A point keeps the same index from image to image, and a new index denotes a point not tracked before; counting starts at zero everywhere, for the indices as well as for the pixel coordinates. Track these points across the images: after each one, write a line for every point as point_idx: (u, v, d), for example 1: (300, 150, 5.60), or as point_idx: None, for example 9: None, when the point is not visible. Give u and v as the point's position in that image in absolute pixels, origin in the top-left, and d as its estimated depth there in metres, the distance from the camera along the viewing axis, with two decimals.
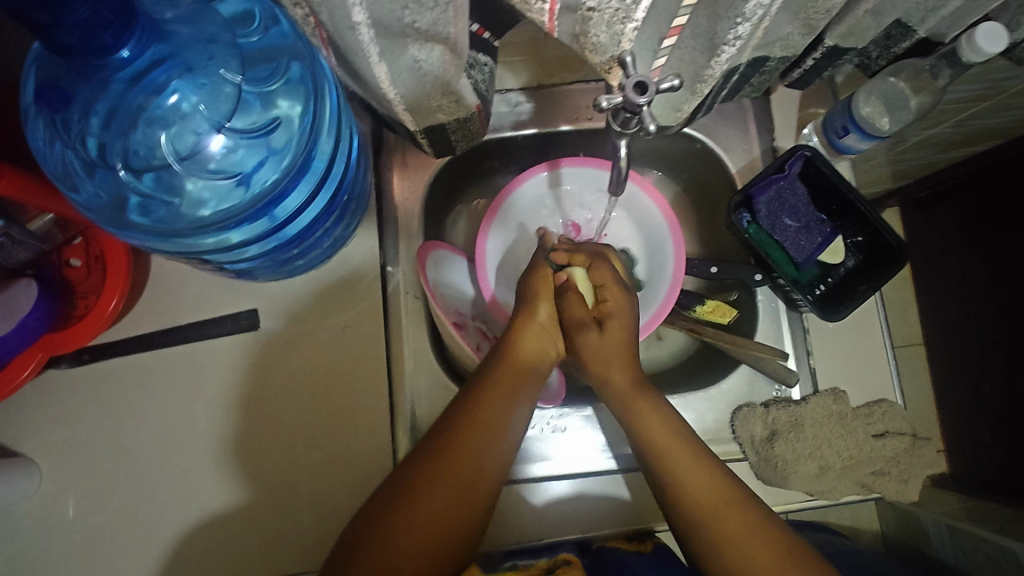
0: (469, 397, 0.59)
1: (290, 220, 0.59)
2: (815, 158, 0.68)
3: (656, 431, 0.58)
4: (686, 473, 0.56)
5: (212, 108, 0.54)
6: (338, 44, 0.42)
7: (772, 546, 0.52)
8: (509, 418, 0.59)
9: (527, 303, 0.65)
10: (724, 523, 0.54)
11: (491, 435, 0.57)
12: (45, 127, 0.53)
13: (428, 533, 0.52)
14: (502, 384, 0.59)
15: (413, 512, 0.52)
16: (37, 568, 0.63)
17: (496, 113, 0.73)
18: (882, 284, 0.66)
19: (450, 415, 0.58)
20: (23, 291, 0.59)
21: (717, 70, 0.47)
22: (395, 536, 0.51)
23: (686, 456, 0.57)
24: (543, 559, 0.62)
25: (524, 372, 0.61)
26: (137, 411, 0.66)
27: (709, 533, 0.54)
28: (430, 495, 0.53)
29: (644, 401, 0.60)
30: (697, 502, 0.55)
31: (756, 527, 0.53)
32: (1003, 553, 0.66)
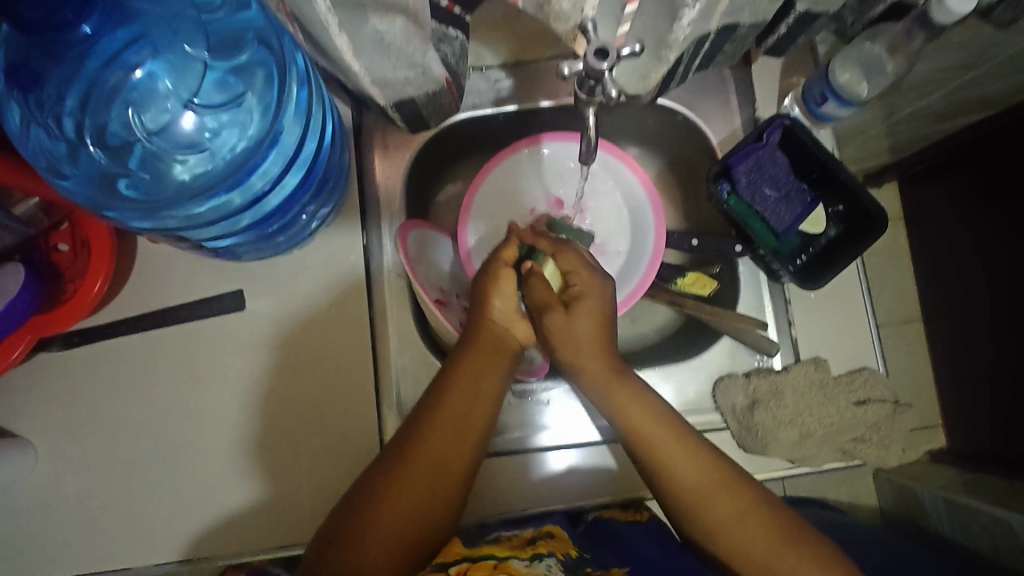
0: (438, 389, 0.59)
1: (270, 189, 0.59)
2: (795, 127, 0.67)
3: (640, 421, 0.59)
4: (676, 464, 0.57)
5: (178, 83, 0.56)
6: (300, 19, 0.43)
7: (763, 526, 0.55)
8: (482, 399, 0.60)
9: (478, 303, 0.62)
10: (717, 507, 0.56)
11: (455, 436, 0.58)
12: (20, 110, 0.53)
13: (394, 530, 0.54)
14: (460, 387, 0.59)
15: (378, 531, 0.54)
16: (36, 545, 0.65)
17: (476, 90, 0.73)
18: (862, 251, 0.67)
19: (410, 426, 0.58)
20: (11, 274, 0.61)
21: (681, 36, 0.46)
22: (367, 533, 0.54)
23: (674, 448, 0.58)
24: (527, 530, 0.63)
25: (484, 373, 0.60)
26: (127, 389, 0.67)
27: (701, 516, 0.56)
28: (393, 505, 0.55)
29: (622, 388, 0.60)
30: (685, 500, 0.57)
31: (730, 483, 0.57)
32: (1000, 525, 0.68)
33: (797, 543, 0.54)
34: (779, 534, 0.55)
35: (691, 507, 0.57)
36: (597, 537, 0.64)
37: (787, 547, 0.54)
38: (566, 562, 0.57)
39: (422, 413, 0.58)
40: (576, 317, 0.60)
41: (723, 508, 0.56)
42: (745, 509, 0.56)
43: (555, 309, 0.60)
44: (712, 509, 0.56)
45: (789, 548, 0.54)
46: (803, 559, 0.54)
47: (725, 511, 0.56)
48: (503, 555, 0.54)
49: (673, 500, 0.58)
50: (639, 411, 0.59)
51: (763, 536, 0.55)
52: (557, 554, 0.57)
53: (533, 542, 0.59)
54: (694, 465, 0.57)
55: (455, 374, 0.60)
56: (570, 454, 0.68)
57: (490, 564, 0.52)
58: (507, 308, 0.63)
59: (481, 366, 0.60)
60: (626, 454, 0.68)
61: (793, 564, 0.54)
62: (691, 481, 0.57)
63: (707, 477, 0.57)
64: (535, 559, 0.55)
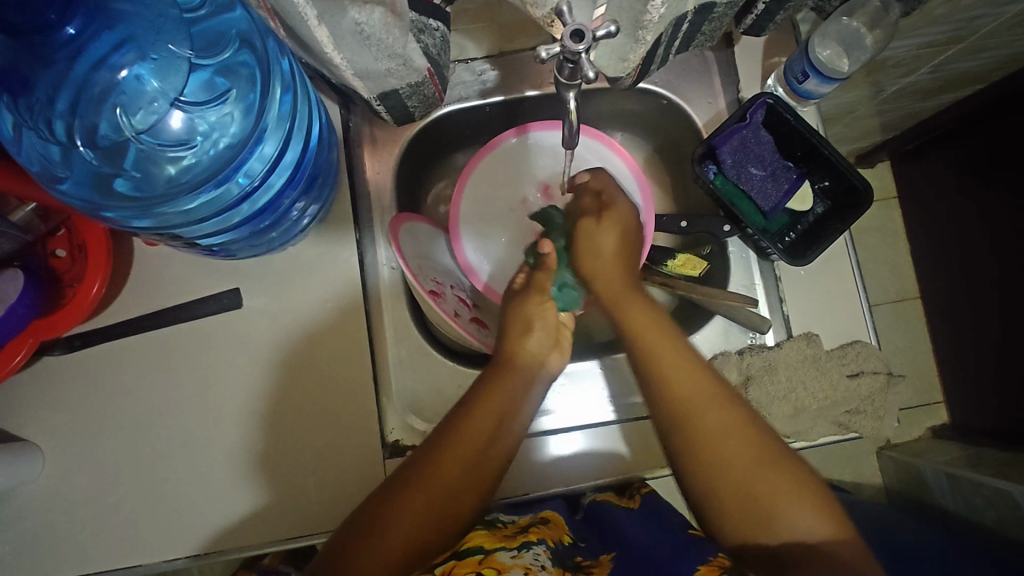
0: (467, 402, 0.61)
1: (261, 184, 0.60)
2: (778, 105, 0.67)
3: (643, 322, 0.62)
4: (674, 369, 0.59)
5: (164, 82, 0.57)
6: (280, 13, 0.43)
7: (755, 447, 0.55)
8: (511, 418, 0.61)
9: (518, 330, 0.65)
10: (706, 422, 0.56)
11: (471, 463, 0.58)
12: (10, 115, 0.53)
13: (413, 533, 0.54)
14: (490, 401, 0.60)
15: (397, 527, 0.54)
16: (47, 547, 0.66)
17: (461, 83, 0.74)
18: (848, 226, 0.68)
19: (437, 435, 0.59)
20: (9, 280, 0.62)
21: (655, 15, 0.47)
22: (386, 533, 0.54)
23: (673, 353, 0.59)
24: (526, 515, 0.64)
25: (516, 393, 0.61)
26: (130, 390, 0.68)
27: (688, 424, 0.57)
28: (414, 508, 0.55)
29: (633, 302, 0.63)
30: (677, 411, 0.58)
31: (727, 402, 0.57)
32: (1002, 496, 0.68)
33: (779, 472, 0.54)
34: (769, 467, 0.54)
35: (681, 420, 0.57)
36: (594, 524, 0.66)
37: (770, 480, 0.54)
38: (557, 551, 0.58)
39: (450, 422, 0.59)
40: (602, 244, 0.65)
41: (716, 427, 0.56)
42: (737, 432, 0.56)
43: (591, 217, 0.67)
44: (701, 421, 0.56)
45: (771, 473, 0.54)
46: (784, 485, 0.54)
47: (712, 424, 0.56)
48: (491, 548, 0.55)
49: (665, 411, 0.58)
50: (642, 312, 0.62)
51: (749, 457, 0.55)
52: (548, 542, 0.58)
53: (526, 528, 0.60)
54: (693, 377, 0.58)
55: (478, 402, 0.60)
56: (572, 437, 0.69)
57: (476, 558, 0.53)
58: (543, 340, 0.65)
59: (514, 385, 0.62)
60: (624, 435, 0.69)
61: (770, 487, 0.54)
62: (688, 389, 0.58)
63: (706, 394, 0.58)
64: (524, 547, 0.55)
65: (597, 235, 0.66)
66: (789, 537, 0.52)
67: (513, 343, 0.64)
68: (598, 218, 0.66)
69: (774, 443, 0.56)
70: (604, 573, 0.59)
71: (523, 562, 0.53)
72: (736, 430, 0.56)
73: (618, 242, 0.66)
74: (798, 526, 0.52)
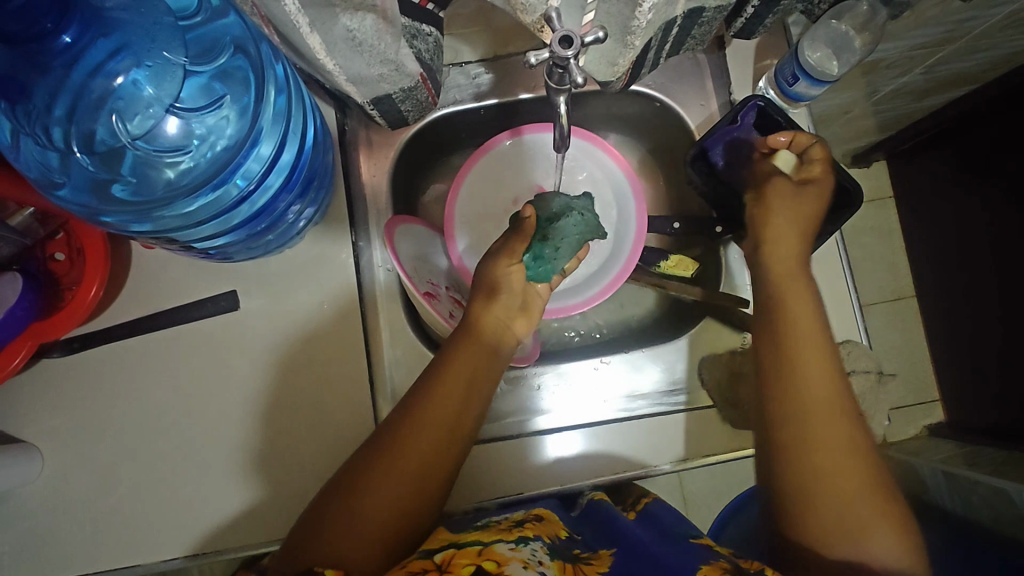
0: (429, 378, 0.61)
1: (257, 186, 0.61)
2: (768, 108, 0.69)
3: (801, 325, 0.59)
4: (811, 378, 0.57)
5: (160, 89, 0.56)
6: (273, 21, 0.44)
7: (861, 473, 0.55)
8: (474, 394, 0.62)
9: (484, 292, 0.65)
10: (823, 428, 0.56)
11: (444, 431, 0.59)
12: (7, 122, 0.53)
13: (383, 514, 0.55)
14: (453, 379, 0.61)
15: (367, 509, 0.55)
16: (47, 547, 0.67)
17: (456, 86, 0.74)
18: (838, 226, 0.69)
19: (400, 412, 0.60)
20: (9, 283, 0.63)
21: (644, 21, 0.48)
22: (356, 515, 0.55)
23: (817, 360, 0.58)
24: (518, 513, 0.63)
25: (478, 371, 0.62)
26: (128, 392, 0.69)
27: (807, 438, 0.56)
28: (383, 490, 0.56)
29: (797, 296, 0.61)
30: (802, 412, 0.56)
31: (838, 421, 0.56)
32: (995, 493, 0.69)
33: (877, 505, 0.54)
34: (867, 488, 0.54)
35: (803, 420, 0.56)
36: (595, 520, 0.64)
37: (869, 505, 0.54)
38: (554, 545, 0.56)
39: (415, 400, 0.60)
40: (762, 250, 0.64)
41: (834, 434, 0.56)
42: (851, 448, 0.55)
43: (784, 177, 0.64)
44: (821, 438, 0.55)
45: (873, 506, 0.54)
46: (881, 518, 0.54)
47: (833, 443, 0.55)
48: (489, 541, 0.54)
49: (786, 415, 0.57)
50: (802, 310, 0.60)
51: (858, 483, 0.54)
52: (543, 538, 0.56)
53: (521, 524, 0.59)
54: (825, 387, 0.57)
55: (439, 380, 0.61)
56: (566, 436, 0.70)
57: (476, 549, 0.52)
58: (510, 306, 0.66)
59: (476, 360, 0.63)
60: (617, 433, 0.70)
61: (870, 519, 0.54)
62: (819, 396, 0.57)
63: (833, 403, 0.57)
64: (521, 543, 0.54)
65: (795, 199, 0.63)
66: (859, 557, 0.53)
67: (479, 311, 0.64)
68: (800, 185, 0.64)
69: (878, 474, 0.55)
70: (603, 566, 0.55)
71: (521, 555, 0.51)
72: (853, 449, 0.55)
73: (795, 222, 0.63)
74: (879, 550, 0.53)
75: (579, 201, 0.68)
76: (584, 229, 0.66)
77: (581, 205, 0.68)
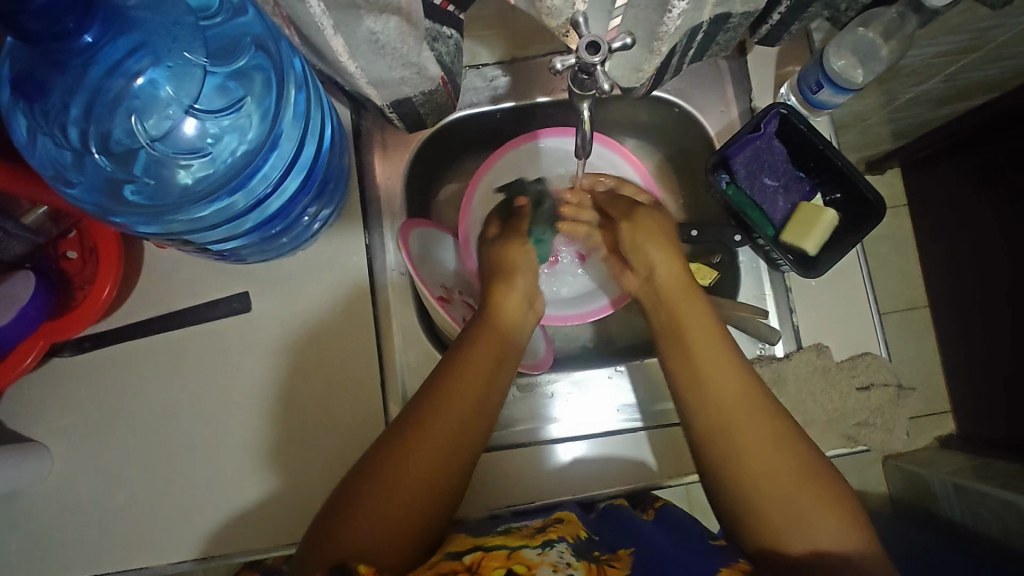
0: (449, 363, 0.59)
1: (273, 190, 0.60)
2: (791, 116, 0.67)
3: (688, 325, 0.60)
4: (713, 374, 0.57)
5: (179, 90, 0.57)
6: (296, 22, 0.43)
7: (794, 462, 0.53)
8: (496, 379, 0.59)
9: (501, 275, 0.66)
10: (743, 428, 0.54)
11: (463, 428, 0.56)
12: (25, 121, 0.53)
13: (403, 505, 0.52)
14: (473, 364, 0.58)
15: (385, 498, 0.51)
16: (55, 548, 0.66)
17: (473, 89, 0.74)
18: (859, 238, 0.68)
19: (417, 401, 0.57)
20: (20, 282, 0.62)
21: (672, 27, 0.47)
22: (375, 509, 0.51)
23: (722, 360, 0.57)
24: (537, 520, 0.61)
25: (497, 360, 0.60)
26: (138, 392, 0.69)
27: (725, 438, 0.55)
28: (402, 480, 0.52)
29: (688, 297, 0.62)
30: (717, 410, 0.56)
31: (761, 412, 0.55)
32: (1008, 509, 0.67)
33: (816, 488, 0.52)
34: (805, 481, 0.52)
35: (712, 425, 0.55)
36: (611, 524, 0.63)
37: (800, 491, 0.52)
38: (577, 546, 0.55)
39: (433, 385, 0.57)
40: (652, 260, 0.64)
41: (753, 428, 0.54)
42: (777, 435, 0.54)
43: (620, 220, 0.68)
44: (740, 435, 0.54)
45: (806, 493, 0.52)
46: (817, 502, 0.51)
47: (750, 438, 0.54)
48: (515, 546, 0.52)
49: (702, 416, 0.56)
50: (698, 314, 0.60)
51: (788, 472, 0.53)
52: (568, 539, 0.55)
53: (543, 529, 0.57)
54: (730, 383, 0.56)
55: (460, 366, 0.58)
56: (578, 445, 0.69)
57: (503, 552, 0.51)
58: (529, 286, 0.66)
59: (497, 347, 0.61)
60: (631, 444, 0.69)
61: (806, 506, 0.51)
62: (726, 391, 0.56)
63: (747, 394, 0.56)
64: (547, 546, 0.52)
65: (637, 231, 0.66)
66: (809, 548, 0.51)
67: (499, 296, 0.64)
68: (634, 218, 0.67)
69: (811, 457, 0.54)
70: (624, 568, 0.55)
71: (549, 560, 0.50)
72: (778, 441, 0.54)
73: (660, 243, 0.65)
74: (828, 537, 0.51)
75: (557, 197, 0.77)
76: (555, 211, 0.78)
77: (545, 188, 0.79)
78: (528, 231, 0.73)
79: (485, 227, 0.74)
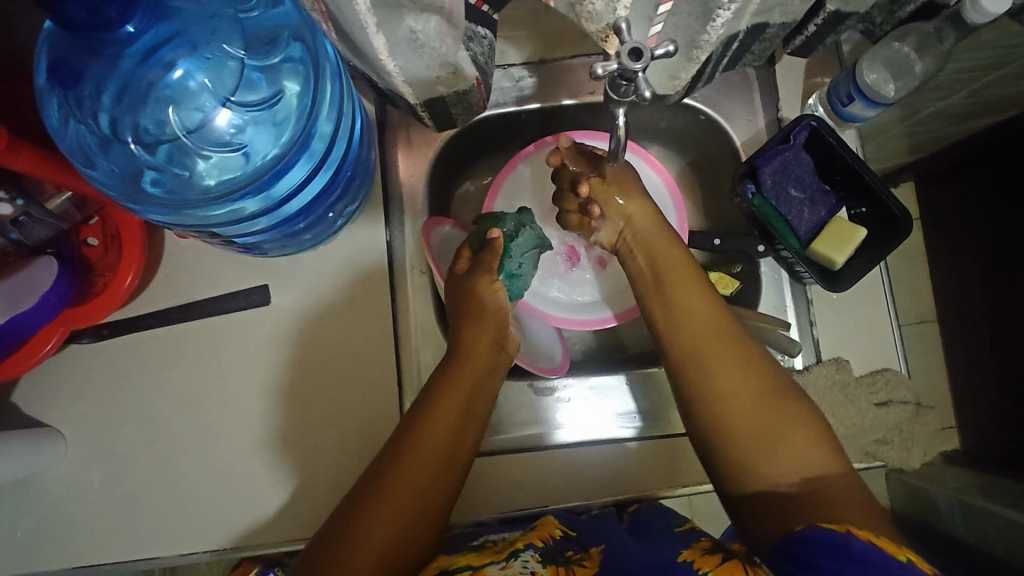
0: (434, 387, 0.59)
1: (291, 195, 0.60)
2: (821, 129, 0.67)
3: (662, 255, 0.62)
4: (683, 298, 0.59)
5: (217, 82, 0.57)
6: (337, 18, 0.43)
7: (757, 387, 0.54)
8: (477, 400, 0.60)
9: (474, 316, 0.62)
10: (716, 353, 0.56)
11: (432, 473, 0.54)
12: (59, 105, 0.54)
13: (391, 533, 0.51)
14: (455, 388, 0.59)
15: (374, 525, 0.51)
16: (65, 535, 0.66)
17: (499, 89, 0.73)
18: (885, 254, 0.67)
19: (404, 427, 0.57)
20: (43, 267, 0.62)
21: (713, 36, 0.47)
22: (365, 539, 0.50)
23: (688, 284, 0.60)
24: (515, 533, 0.60)
25: (478, 386, 0.60)
26: (155, 381, 0.68)
27: (698, 363, 0.56)
28: (392, 506, 0.52)
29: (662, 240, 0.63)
30: (686, 330, 0.58)
31: (727, 332, 0.57)
32: (1014, 528, 0.67)
33: (781, 411, 0.53)
34: (774, 411, 0.53)
35: (686, 348, 0.57)
36: (591, 528, 0.61)
37: (768, 411, 0.53)
38: (545, 550, 0.54)
39: (418, 409, 0.57)
40: (626, 207, 0.64)
41: (721, 349, 0.56)
42: (746, 362, 0.55)
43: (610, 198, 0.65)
44: (707, 356, 0.56)
45: (775, 416, 0.52)
46: (785, 424, 0.52)
47: (721, 358, 0.56)
48: (479, 564, 0.51)
49: (672, 331, 0.58)
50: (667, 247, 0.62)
51: (753, 396, 0.53)
52: (535, 545, 0.54)
53: (513, 541, 0.56)
54: (706, 316, 0.58)
55: (444, 389, 0.58)
56: (584, 452, 0.68)
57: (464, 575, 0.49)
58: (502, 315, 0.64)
59: (480, 371, 0.61)
60: (641, 454, 0.68)
61: (773, 425, 0.52)
62: (694, 312, 0.58)
63: (716, 321, 0.58)
64: (511, 558, 0.51)
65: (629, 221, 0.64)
66: (777, 473, 0.50)
67: (472, 334, 0.62)
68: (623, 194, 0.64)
69: (781, 386, 0.54)
70: (594, 565, 0.54)
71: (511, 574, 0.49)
72: (742, 362, 0.55)
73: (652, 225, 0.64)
74: (789, 463, 0.50)
75: (524, 216, 0.70)
76: (539, 242, 0.69)
77: (528, 219, 0.70)
78: (500, 266, 0.65)
79: (453, 261, 0.66)
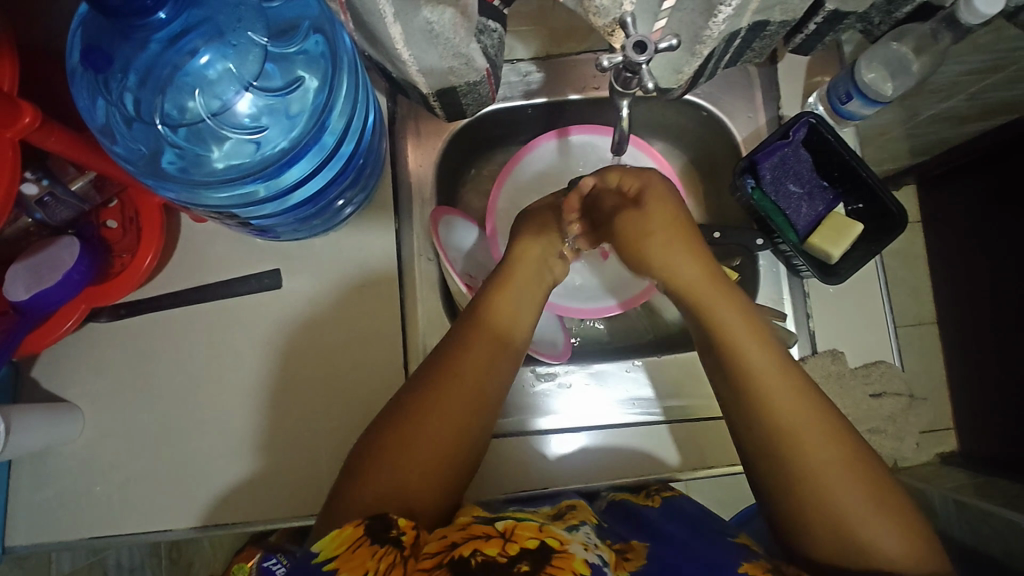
0: (454, 343, 0.60)
1: (295, 186, 0.62)
2: (819, 125, 0.69)
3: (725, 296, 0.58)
4: (730, 311, 0.58)
5: (240, 68, 0.59)
6: (355, 7, 0.45)
7: (827, 438, 0.53)
8: (493, 370, 0.60)
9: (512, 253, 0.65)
10: (765, 381, 0.55)
11: (446, 434, 0.56)
12: (89, 85, 0.57)
13: (402, 478, 0.53)
14: (474, 351, 0.59)
15: (387, 470, 0.53)
16: (81, 508, 0.68)
17: (507, 83, 0.75)
18: (881, 249, 0.69)
19: (422, 379, 0.58)
20: (66, 247, 0.64)
21: (715, 31, 0.49)
22: (376, 482, 0.53)
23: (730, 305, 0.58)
24: (547, 507, 0.61)
25: (494, 355, 0.60)
26: (170, 361, 0.71)
27: (741, 374, 0.56)
28: (404, 458, 0.54)
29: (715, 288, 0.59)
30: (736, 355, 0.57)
31: (785, 368, 0.56)
32: (1007, 525, 0.68)
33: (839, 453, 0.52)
34: (842, 461, 0.52)
35: (727, 350, 0.57)
36: (613, 515, 0.63)
37: (834, 462, 0.52)
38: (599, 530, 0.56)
39: (433, 365, 0.59)
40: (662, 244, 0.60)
41: (770, 374, 0.55)
42: (807, 410, 0.54)
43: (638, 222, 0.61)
44: (763, 383, 0.55)
45: (846, 473, 0.52)
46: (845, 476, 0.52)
47: (779, 393, 0.54)
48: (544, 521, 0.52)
49: (713, 351, 0.58)
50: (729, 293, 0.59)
51: (808, 430, 0.53)
52: (589, 524, 0.56)
53: (561, 514, 0.57)
54: (750, 330, 0.57)
55: (462, 349, 0.59)
56: (581, 436, 0.70)
57: (535, 522, 0.49)
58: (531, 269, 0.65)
59: (501, 338, 0.61)
60: (638, 440, 0.70)
61: (824, 466, 0.52)
62: (759, 356, 0.56)
63: (774, 365, 0.56)
64: (575, 528, 0.53)
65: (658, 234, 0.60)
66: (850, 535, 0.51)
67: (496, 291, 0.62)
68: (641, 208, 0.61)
69: (826, 409, 0.54)
70: (642, 557, 0.54)
71: (581, 538, 0.50)
72: (801, 399, 0.54)
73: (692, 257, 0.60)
74: (869, 536, 0.50)
75: None
76: None
77: None
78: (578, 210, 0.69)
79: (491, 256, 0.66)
